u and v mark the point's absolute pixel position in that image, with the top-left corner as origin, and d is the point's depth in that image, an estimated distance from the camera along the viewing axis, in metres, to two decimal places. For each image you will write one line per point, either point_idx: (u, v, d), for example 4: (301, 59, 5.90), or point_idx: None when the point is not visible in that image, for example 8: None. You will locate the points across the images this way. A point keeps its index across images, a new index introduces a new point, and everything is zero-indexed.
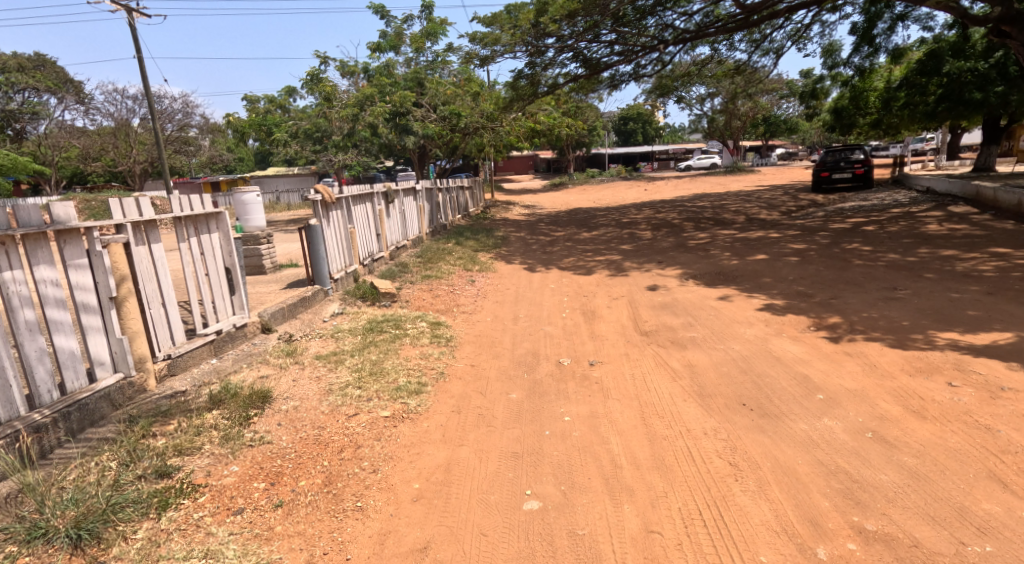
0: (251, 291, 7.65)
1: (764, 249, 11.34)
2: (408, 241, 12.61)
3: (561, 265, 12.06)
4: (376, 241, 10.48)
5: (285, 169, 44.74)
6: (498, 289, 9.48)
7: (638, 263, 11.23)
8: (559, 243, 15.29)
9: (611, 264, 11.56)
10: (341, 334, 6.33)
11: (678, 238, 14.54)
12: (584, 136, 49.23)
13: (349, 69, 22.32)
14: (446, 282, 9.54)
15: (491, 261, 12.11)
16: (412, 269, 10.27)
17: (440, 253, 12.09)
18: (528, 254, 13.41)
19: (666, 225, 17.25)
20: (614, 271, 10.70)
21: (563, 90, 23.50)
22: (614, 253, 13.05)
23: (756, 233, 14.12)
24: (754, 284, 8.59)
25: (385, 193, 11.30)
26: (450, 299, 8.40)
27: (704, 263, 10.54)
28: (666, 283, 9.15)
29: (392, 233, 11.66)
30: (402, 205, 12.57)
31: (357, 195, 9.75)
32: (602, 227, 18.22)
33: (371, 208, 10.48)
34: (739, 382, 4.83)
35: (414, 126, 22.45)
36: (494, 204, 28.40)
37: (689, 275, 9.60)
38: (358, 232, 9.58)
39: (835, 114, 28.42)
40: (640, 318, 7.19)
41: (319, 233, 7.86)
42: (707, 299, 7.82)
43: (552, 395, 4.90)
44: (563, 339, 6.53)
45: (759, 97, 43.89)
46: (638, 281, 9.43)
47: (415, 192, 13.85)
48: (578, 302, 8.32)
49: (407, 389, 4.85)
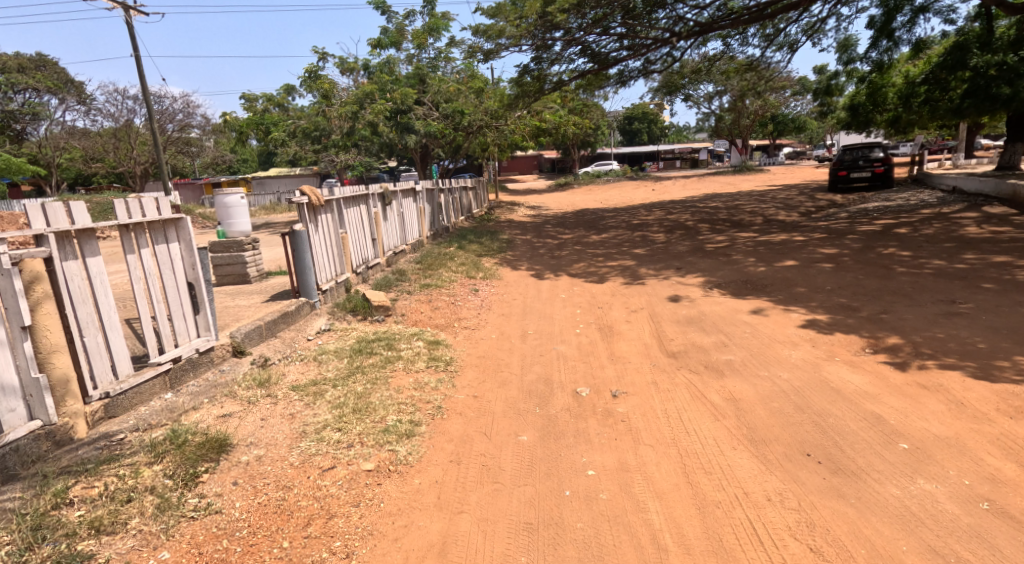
0: (227, 305, 6.84)
1: (791, 254, 10.52)
2: (407, 246, 11.83)
3: (571, 271, 11.27)
4: (371, 248, 9.66)
5: (287, 170, 43.96)
6: (504, 299, 8.70)
7: (655, 270, 10.42)
8: (568, 247, 14.50)
9: (625, 270, 10.76)
10: (326, 357, 5.51)
11: (694, 241, 13.72)
12: (590, 135, 48.38)
13: (349, 65, 21.53)
14: (446, 292, 8.75)
15: (497, 267, 11.33)
16: (410, 277, 9.46)
17: (441, 259, 11.29)
18: (536, 259, 12.62)
19: (680, 227, 16.46)
20: (629, 278, 9.91)
21: (570, 88, 22.70)
22: (628, 258, 12.24)
23: (778, 236, 13.30)
24: (788, 295, 7.78)
25: (381, 195, 10.51)
26: (452, 312, 7.62)
27: (728, 269, 9.74)
28: (688, 293, 8.35)
29: (390, 238, 10.86)
30: (401, 208, 11.78)
31: (350, 197, 8.96)
32: (613, 229, 17.41)
33: (365, 211, 9.67)
34: (797, 422, 4.02)
35: (416, 124, 21.67)
36: (499, 205, 27.61)
37: (714, 284, 8.80)
38: (351, 237, 8.77)
39: (851, 111, 27.55)
40: (666, 337, 6.38)
41: (305, 241, 7.05)
42: (738, 312, 7.02)
43: (570, 438, 4.10)
44: (580, 362, 5.71)
45: (768, 95, 43.00)
46: (657, 291, 8.63)
47: (415, 194, 13.03)
48: (593, 316, 7.50)
49: (396, 431, 4.03)
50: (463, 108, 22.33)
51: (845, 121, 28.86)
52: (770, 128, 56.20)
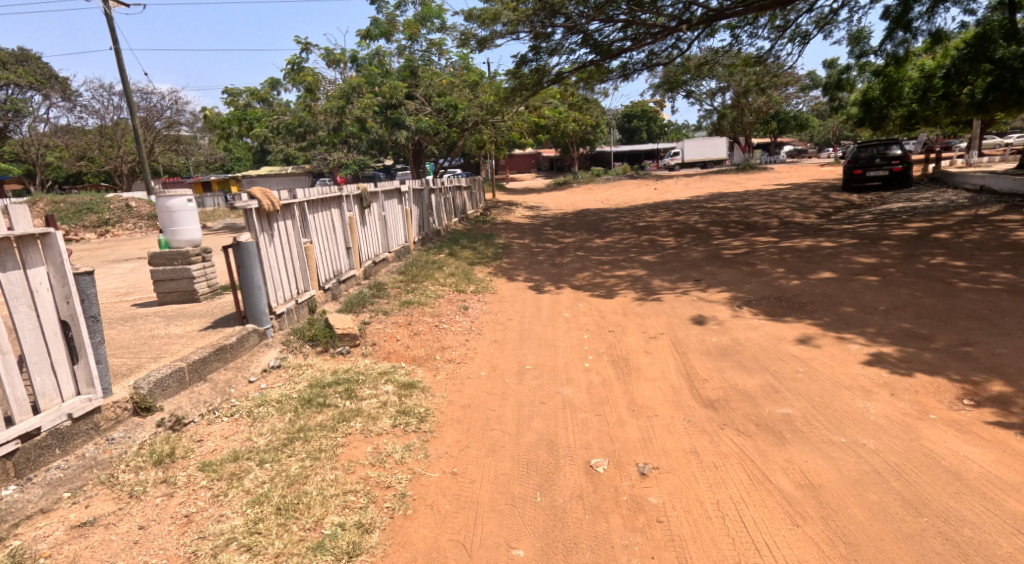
0: (156, 334, 5.57)
1: (825, 263, 9.31)
2: (390, 253, 10.56)
3: (575, 282, 10.02)
4: (345, 260, 8.35)
5: (278, 169, 42.66)
6: (497, 320, 7.46)
7: (670, 282, 9.18)
8: (570, 252, 13.29)
9: (636, 282, 9.51)
10: (263, 412, 4.23)
11: (708, 248, 12.48)
12: (589, 133, 47.16)
13: (335, 56, 20.21)
14: (431, 312, 7.49)
15: (490, 278, 10.10)
16: (388, 294, 8.19)
17: (427, 269, 10.00)
18: (535, 268, 11.37)
19: (690, 230, 15.25)
20: (642, 292, 8.67)
21: (570, 82, 21.43)
22: (637, 267, 10.98)
23: (802, 241, 12.07)
24: (837, 318, 6.55)
25: (358, 198, 9.20)
26: (435, 339, 6.39)
27: (756, 282, 8.51)
28: (716, 314, 7.11)
29: (369, 247, 9.54)
30: (384, 212, 10.48)
31: (318, 200, 7.65)
32: (617, 232, 16.15)
33: (337, 216, 8.36)
34: (916, 535, 2.82)
35: (407, 120, 20.39)
36: (496, 206, 26.41)
37: (742, 301, 7.60)
38: (317, 248, 7.45)
39: (864, 107, 26.39)
40: (698, 377, 5.12)
41: (255, 255, 5.77)
42: (784, 342, 5.77)
43: (587, 555, 2.91)
44: (593, 415, 4.48)
45: (773, 91, 41.83)
46: (678, 310, 7.39)
47: (400, 194, 11.74)
48: (605, 345, 6.24)
49: (334, 549, 2.84)
50: (456, 102, 21.06)
51: (858, 117, 27.67)
52: (772, 125, 55.11)
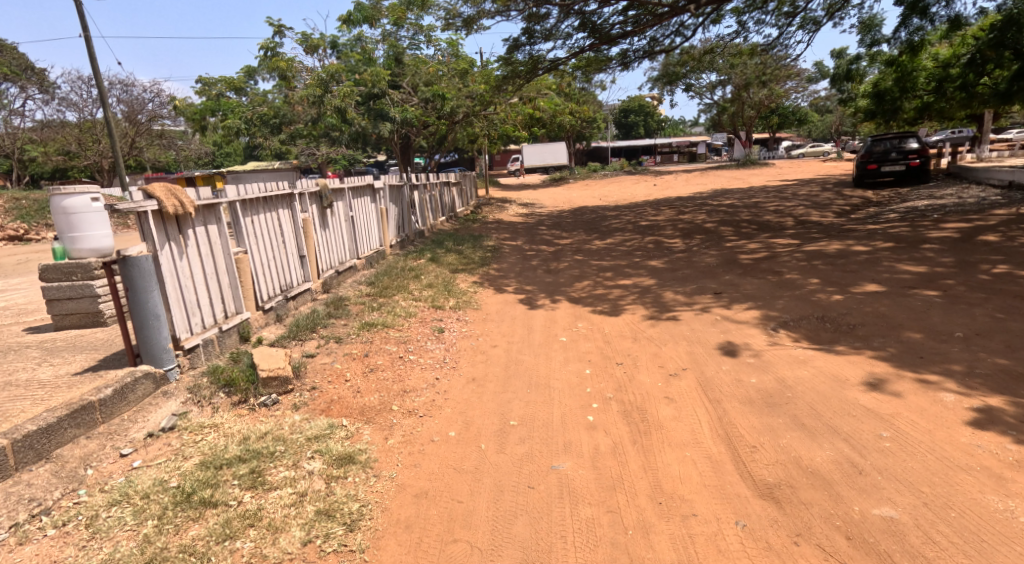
0: (15, 381, 4.18)
1: (866, 272, 7.97)
2: (360, 260, 9.16)
3: (573, 294, 8.66)
4: (296, 271, 6.90)
5: (266, 164, 41.28)
6: (479, 347, 6.08)
7: (684, 295, 7.82)
8: (567, 256, 11.94)
9: (644, 296, 8.14)
10: (110, 520, 2.92)
11: (722, 253, 11.13)
12: (586, 128, 45.79)
13: (313, 42, 18.81)
14: (398, 338, 6.04)
15: (475, 289, 8.72)
16: (348, 311, 6.78)
17: (401, 280, 8.58)
18: (526, 276, 10.00)
19: (699, 231, 13.93)
20: (652, 308, 7.32)
21: (565, 72, 20.06)
22: (643, 276, 9.61)
23: (828, 244, 10.74)
24: (904, 349, 5.18)
25: (314, 197, 7.76)
26: (395, 380, 4.97)
27: (788, 297, 7.16)
28: (747, 342, 5.74)
29: (331, 255, 8.11)
30: (352, 212, 9.05)
31: (258, 199, 6.23)
32: (618, 233, 14.79)
33: (289, 218, 6.96)
34: None
35: (392, 111, 19.00)
36: (489, 203, 25.14)
37: (778, 323, 6.25)
38: (255, 259, 6.01)
39: (876, 99, 25.06)
40: (744, 443, 3.74)
41: (151, 274, 4.36)
42: (849, 387, 4.38)
43: None
44: (604, 512, 3.16)
45: (775, 84, 40.54)
46: (702, 336, 6.01)
47: (372, 191, 10.30)
48: (615, 387, 4.86)
49: None
50: (444, 91, 19.68)
51: (869, 110, 26.39)
52: (772, 120, 54.02)
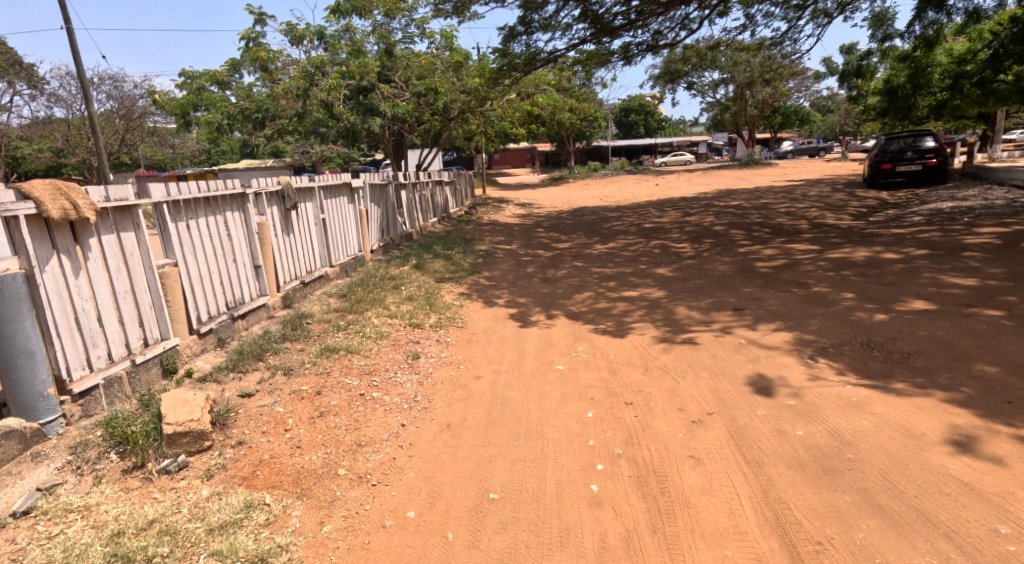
0: None
1: (908, 285, 6.98)
2: (333, 269, 8.17)
3: (571, 307, 7.66)
4: (247, 284, 5.90)
5: (258, 162, 40.28)
6: (459, 378, 5.08)
7: (700, 312, 6.82)
8: (566, 262, 10.99)
9: (653, 312, 7.14)
10: None
11: (736, 260, 10.14)
12: (586, 126, 44.91)
13: (298, 32, 17.93)
14: (362, 368, 5.05)
15: (461, 302, 7.72)
16: (308, 331, 5.79)
17: (376, 292, 7.57)
18: (520, 286, 8.99)
19: (708, 235, 12.98)
20: (664, 328, 6.31)
21: (565, 67, 19.09)
22: (650, 287, 8.61)
23: (854, 250, 9.76)
24: (983, 390, 4.18)
25: (275, 197, 6.76)
26: (346, 430, 3.96)
27: (823, 315, 6.16)
28: (783, 376, 4.74)
29: (296, 263, 7.11)
30: (324, 215, 8.07)
31: (196, 200, 5.21)
32: (620, 236, 13.81)
33: (240, 221, 5.94)
34: None
35: (382, 106, 18.03)
36: (485, 203, 24.18)
37: (815, 351, 5.25)
38: (191, 273, 4.99)
39: (888, 96, 24.08)
40: (804, 537, 2.81)
41: (22, 300, 3.37)
42: (929, 448, 3.39)
43: None
44: None
45: (779, 82, 39.62)
46: (726, 367, 5.01)
47: (350, 191, 9.31)
48: (625, 443, 3.88)
49: None
50: (437, 85, 18.65)
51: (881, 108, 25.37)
52: (775, 119, 53.08)
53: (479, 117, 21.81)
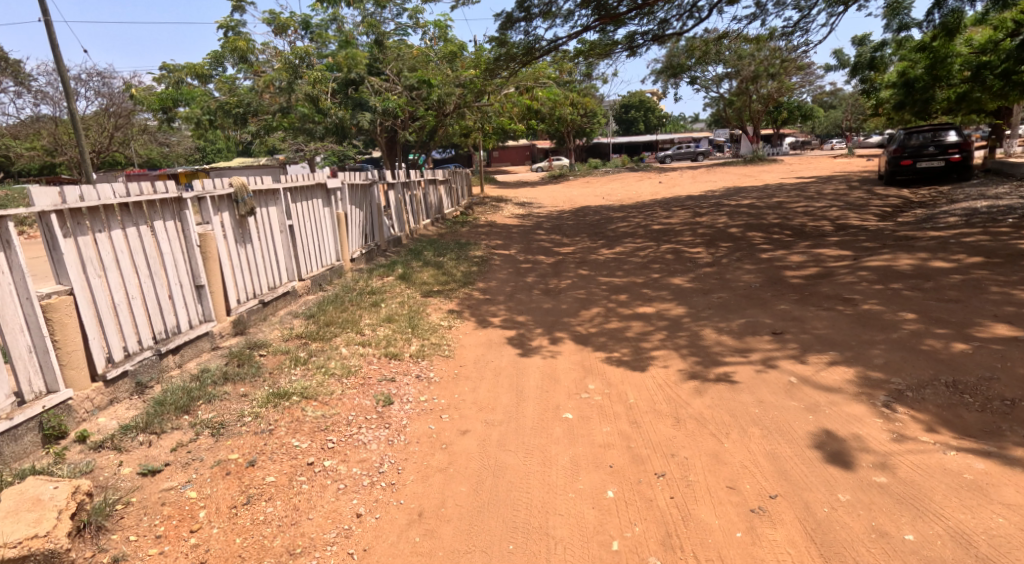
0: None
1: (976, 303, 5.91)
2: (303, 283, 7.09)
3: (579, 328, 6.60)
4: (183, 309, 4.81)
5: (252, 159, 39.28)
6: (439, 435, 4.01)
7: (732, 337, 5.74)
8: (570, 270, 9.95)
9: (675, 335, 6.07)
10: None
11: (760, 269, 9.10)
12: (587, 122, 43.88)
13: (282, 21, 16.91)
14: (315, 424, 3.96)
15: (449, 322, 6.64)
16: (257, 368, 4.70)
17: (349, 313, 6.48)
18: (519, 300, 7.93)
19: (723, 238, 11.94)
20: (692, 359, 5.24)
21: (565, 59, 18.01)
22: (668, 301, 7.57)
23: (894, 256, 8.70)
24: None
25: (225, 202, 5.68)
26: (276, 533, 2.89)
27: (886, 343, 5.07)
28: (859, 435, 3.67)
29: (252, 280, 6.02)
30: (291, 221, 7.02)
31: (107, 207, 4.12)
32: (628, 239, 12.78)
33: (174, 232, 4.85)
34: None
35: (372, 100, 16.98)
36: (483, 203, 23.16)
37: (891, 396, 4.16)
38: (96, 301, 3.89)
39: (904, 89, 22.91)
40: None
41: None
42: None
43: None
44: None
45: (784, 76, 38.59)
46: (780, 419, 3.94)
47: (326, 193, 8.24)
48: (662, 549, 2.84)
49: None
50: (430, 77, 17.60)
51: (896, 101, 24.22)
52: (779, 115, 52.05)
53: (476, 113, 20.79)
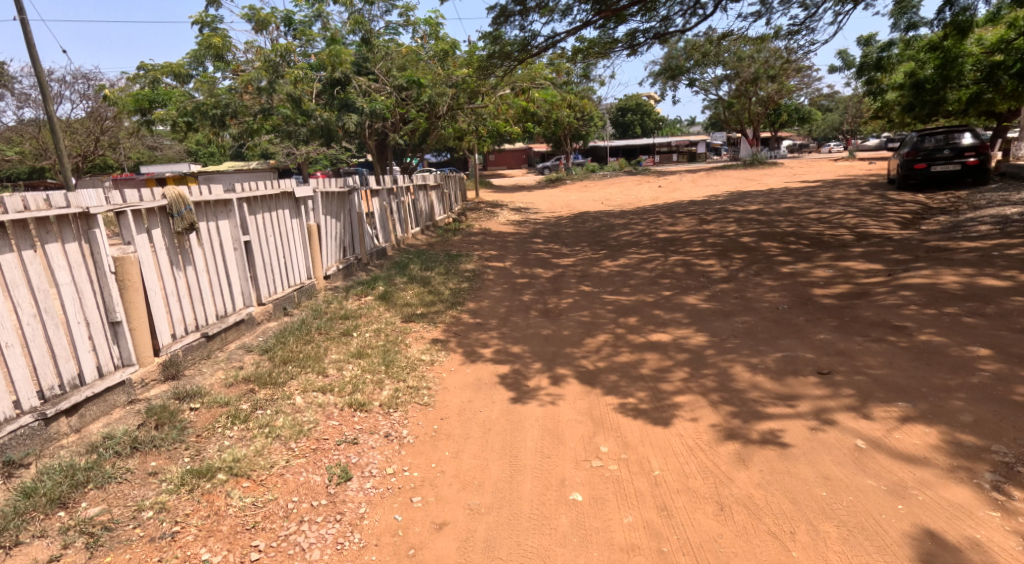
0: None
1: None
2: (262, 309, 6.09)
3: (584, 362, 5.61)
4: (90, 354, 3.85)
5: (242, 164, 38.25)
6: (406, 533, 3.05)
7: (771, 380, 4.77)
8: (571, 286, 9.00)
9: (700, 374, 5.08)
10: None
11: (784, 285, 8.16)
12: (583, 125, 43.00)
13: (262, 18, 15.93)
14: (237, 522, 2.99)
15: (431, 356, 5.65)
16: (178, 431, 3.69)
17: (312, 348, 5.46)
18: (514, 324, 6.94)
19: (736, 249, 11.02)
20: (728, 412, 4.26)
21: (563, 58, 17.06)
22: (685, 327, 6.59)
23: (934, 272, 7.77)
24: None
25: (156, 217, 4.69)
26: None
27: (968, 391, 4.10)
28: (979, 543, 2.69)
29: (193, 310, 5.02)
30: (247, 237, 6.02)
31: None
32: (632, 249, 11.85)
33: (80, 253, 3.90)
34: None
35: (359, 101, 16.02)
36: (477, 208, 22.23)
37: (1004, 475, 3.16)
38: None
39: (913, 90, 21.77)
40: None
41: None
42: None
43: None
44: None
45: (785, 78, 37.78)
46: (860, 511, 2.97)
47: (294, 202, 7.23)
48: None
49: None
50: (420, 77, 16.68)
51: (905, 103, 23.32)
52: (778, 119, 51.33)
53: (470, 115, 19.84)
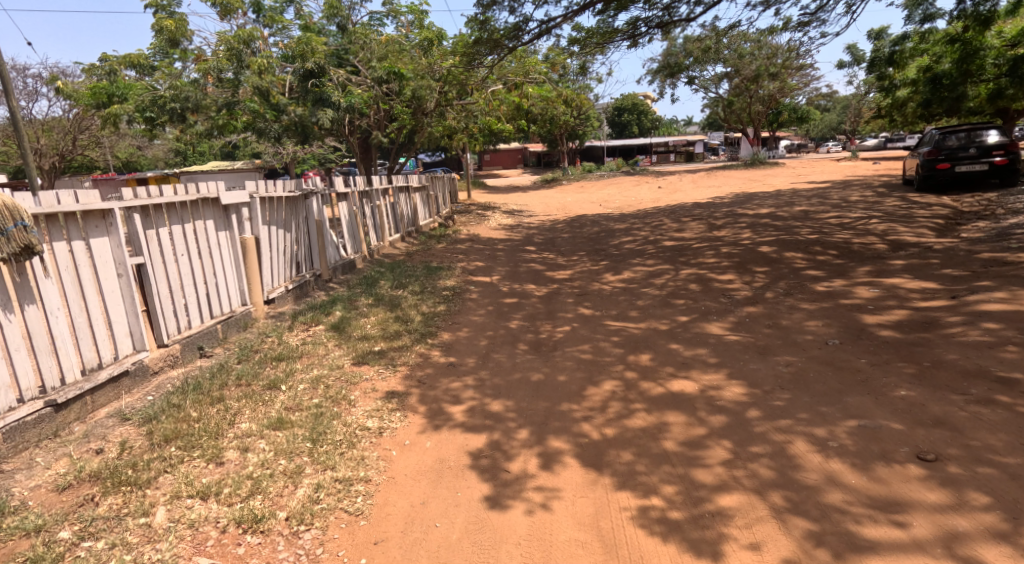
0: None
1: None
2: (160, 351, 4.62)
3: (586, 429, 4.15)
4: None
5: (224, 164, 36.55)
6: None
7: (856, 470, 3.34)
8: (568, 307, 7.55)
9: (750, 455, 3.63)
10: None
11: (824, 309, 6.75)
12: (579, 125, 41.57)
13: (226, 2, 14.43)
14: None
15: (379, 421, 4.17)
16: None
17: (216, 412, 3.98)
18: (496, 365, 5.48)
19: (756, 260, 9.62)
20: (809, 538, 2.83)
21: (557, 48, 15.61)
22: (714, 370, 5.15)
23: (1008, 293, 6.38)
24: None
25: None
26: None
27: None
28: None
29: (37, 368, 3.56)
30: (140, 258, 4.55)
31: None
32: (637, 260, 10.43)
33: None
34: None
35: (335, 95, 14.51)
36: (467, 211, 20.78)
37: None
38: None
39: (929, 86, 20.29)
40: None
41: None
42: None
43: None
44: None
45: (787, 76, 36.51)
46: None
47: (221, 210, 5.77)
48: None
49: None
50: (400, 68, 15.22)
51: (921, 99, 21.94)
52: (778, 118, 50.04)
53: (459, 111, 18.40)
